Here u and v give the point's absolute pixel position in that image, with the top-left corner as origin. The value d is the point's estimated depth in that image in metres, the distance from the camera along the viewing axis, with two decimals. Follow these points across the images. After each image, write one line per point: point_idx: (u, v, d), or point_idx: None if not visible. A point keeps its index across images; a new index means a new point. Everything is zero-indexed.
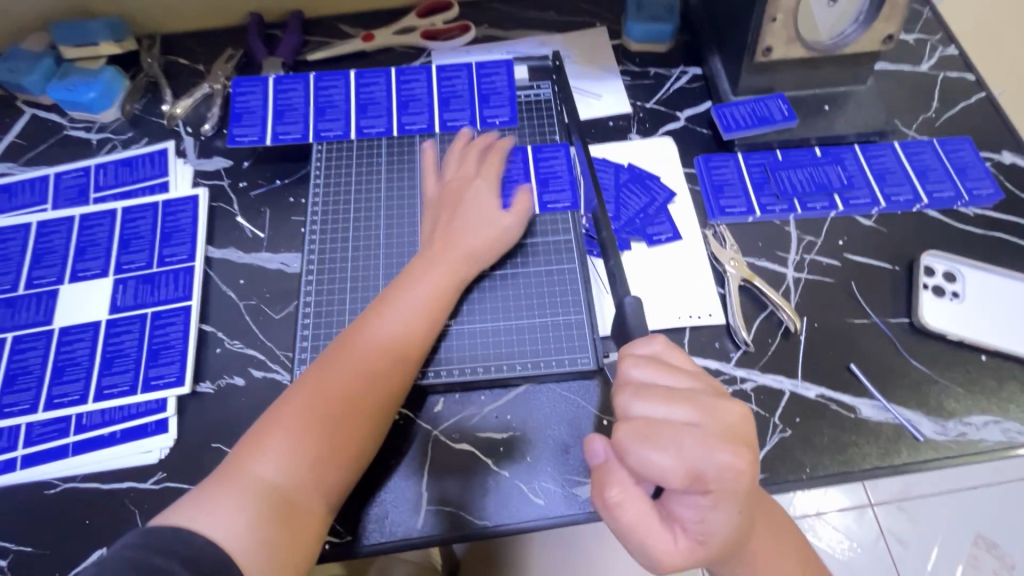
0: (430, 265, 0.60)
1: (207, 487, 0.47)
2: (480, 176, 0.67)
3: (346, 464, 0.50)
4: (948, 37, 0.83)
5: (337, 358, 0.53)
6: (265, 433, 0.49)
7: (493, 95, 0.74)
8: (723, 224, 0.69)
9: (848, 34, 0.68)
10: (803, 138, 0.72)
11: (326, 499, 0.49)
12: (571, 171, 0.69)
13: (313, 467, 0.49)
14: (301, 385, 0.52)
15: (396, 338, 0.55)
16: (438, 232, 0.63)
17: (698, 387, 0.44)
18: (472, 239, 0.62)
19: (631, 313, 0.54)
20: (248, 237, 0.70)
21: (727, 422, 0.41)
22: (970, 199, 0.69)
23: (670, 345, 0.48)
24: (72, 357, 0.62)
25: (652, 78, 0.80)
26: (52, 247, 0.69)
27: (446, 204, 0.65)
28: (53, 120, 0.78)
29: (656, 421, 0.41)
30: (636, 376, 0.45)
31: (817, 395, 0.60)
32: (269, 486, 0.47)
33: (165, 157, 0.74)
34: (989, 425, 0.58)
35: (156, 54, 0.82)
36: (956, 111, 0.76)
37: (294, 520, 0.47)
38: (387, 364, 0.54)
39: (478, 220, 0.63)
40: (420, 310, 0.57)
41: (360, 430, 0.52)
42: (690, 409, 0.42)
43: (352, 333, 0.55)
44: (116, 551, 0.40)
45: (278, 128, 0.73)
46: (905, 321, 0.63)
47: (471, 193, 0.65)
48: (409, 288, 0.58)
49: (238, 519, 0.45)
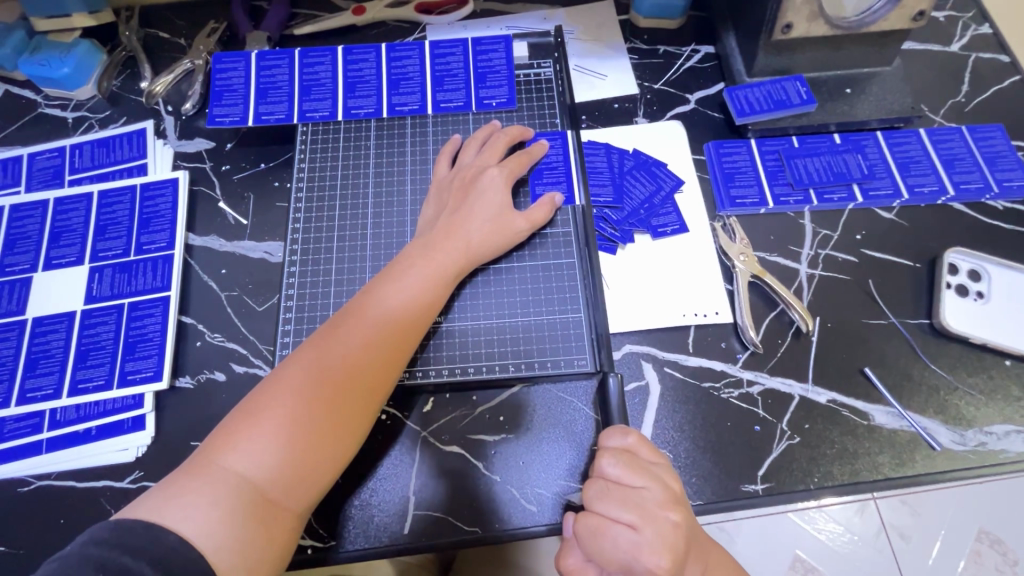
0: (426, 251, 0.56)
1: (177, 478, 0.43)
2: (494, 164, 0.62)
3: (327, 462, 0.47)
4: (981, 15, 0.77)
5: (322, 345, 0.50)
6: (245, 421, 0.46)
7: (490, 75, 0.70)
8: (733, 216, 0.64)
9: (876, 11, 0.63)
10: (822, 123, 0.67)
11: (305, 496, 0.46)
12: (567, 158, 0.65)
13: (292, 463, 0.45)
14: (285, 371, 0.49)
15: (387, 329, 0.52)
16: (439, 220, 0.59)
17: (654, 490, 0.44)
18: (474, 228, 0.58)
19: (614, 402, 0.55)
20: (231, 224, 0.66)
21: (665, 532, 0.43)
22: (1000, 191, 0.64)
23: (644, 438, 0.48)
24: (46, 349, 0.60)
25: (661, 57, 0.75)
26: (26, 232, 0.65)
27: (451, 189, 0.61)
28: (27, 97, 0.74)
29: (603, 521, 0.43)
30: (605, 470, 0.46)
31: (829, 400, 0.56)
32: (243, 480, 0.44)
33: (144, 138, 0.70)
34: (1011, 435, 0.55)
35: (134, 27, 0.77)
36: (988, 95, 0.71)
37: (268, 520, 0.43)
38: (377, 357, 0.50)
39: (484, 210, 0.59)
40: (414, 298, 0.54)
41: (342, 425, 0.48)
42: (635, 513, 0.43)
43: (345, 317, 0.52)
44: (79, 547, 0.37)
45: (261, 108, 0.69)
46: (925, 323, 0.59)
47: (481, 181, 0.60)
48: (404, 275, 0.54)
49: (209, 514, 0.42)
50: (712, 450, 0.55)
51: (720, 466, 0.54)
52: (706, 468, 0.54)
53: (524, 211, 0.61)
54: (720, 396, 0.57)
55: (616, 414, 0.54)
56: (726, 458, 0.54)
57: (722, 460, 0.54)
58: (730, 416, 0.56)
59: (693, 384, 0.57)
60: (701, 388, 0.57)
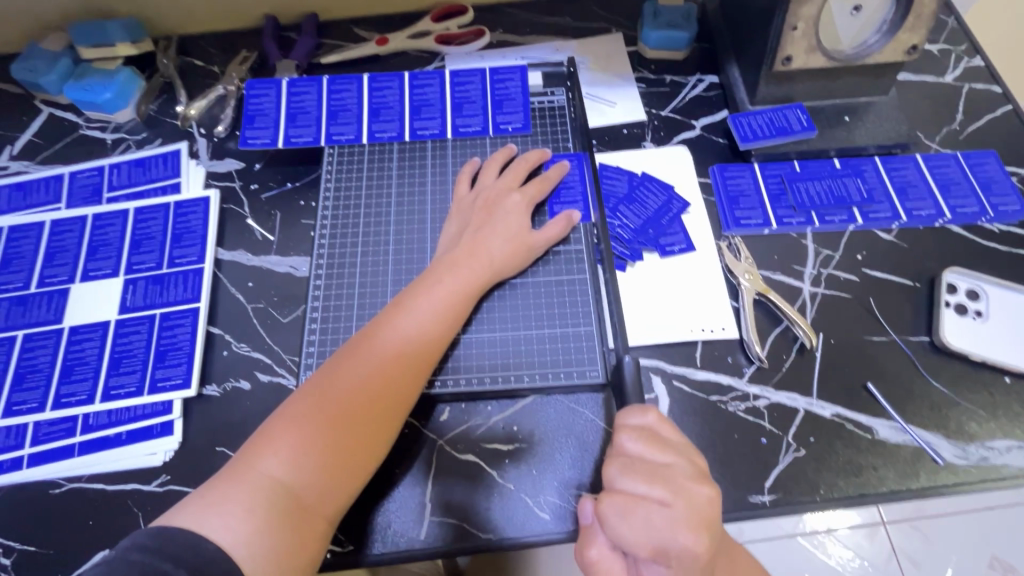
0: (451, 269, 0.59)
1: (216, 486, 0.46)
2: (514, 189, 0.66)
3: (357, 469, 0.49)
4: (973, 48, 0.81)
5: (354, 357, 0.52)
6: (281, 430, 0.48)
7: (506, 102, 0.74)
8: (738, 236, 0.67)
9: (871, 44, 0.67)
10: (822, 149, 0.71)
11: (335, 503, 0.48)
12: (583, 179, 0.68)
13: (323, 470, 0.47)
14: (318, 382, 0.51)
15: (413, 343, 0.54)
16: (461, 239, 0.62)
17: (680, 466, 0.45)
18: (495, 246, 0.61)
19: (628, 374, 0.53)
20: (258, 239, 0.70)
21: (700, 507, 0.43)
22: (994, 215, 0.67)
23: (663, 417, 0.48)
24: (80, 356, 0.63)
25: (667, 86, 0.79)
26: (65, 246, 0.69)
27: (473, 210, 0.64)
28: (69, 119, 0.79)
29: (633, 498, 0.43)
30: (626, 447, 0.46)
31: (833, 414, 0.58)
32: (279, 487, 0.46)
33: (178, 158, 0.74)
34: (1013, 450, 0.56)
35: (172, 55, 0.83)
36: (981, 123, 0.74)
37: (302, 526, 0.45)
38: (404, 369, 0.53)
39: (505, 231, 0.62)
40: (438, 314, 0.56)
41: (371, 434, 0.50)
42: (666, 489, 0.44)
43: (374, 331, 0.54)
44: (123, 551, 0.39)
45: (291, 131, 0.73)
46: (925, 340, 0.61)
47: (502, 203, 0.64)
48: (430, 291, 0.57)
49: (246, 521, 0.44)
50: (719, 461, 0.56)
51: (728, 476, 0.55)
52: (715, 479, 0.55)
53: (540, 229, 0.64)
54: (727, 409, 0.58)
55: (631, 391, 0.52)
56: (734, 468, 0.56)
57: (730, 471, 0.56)
58: (737, 428, 0.58)
59: (701, 397, 0.59)
60: (708, 402, 0.59)
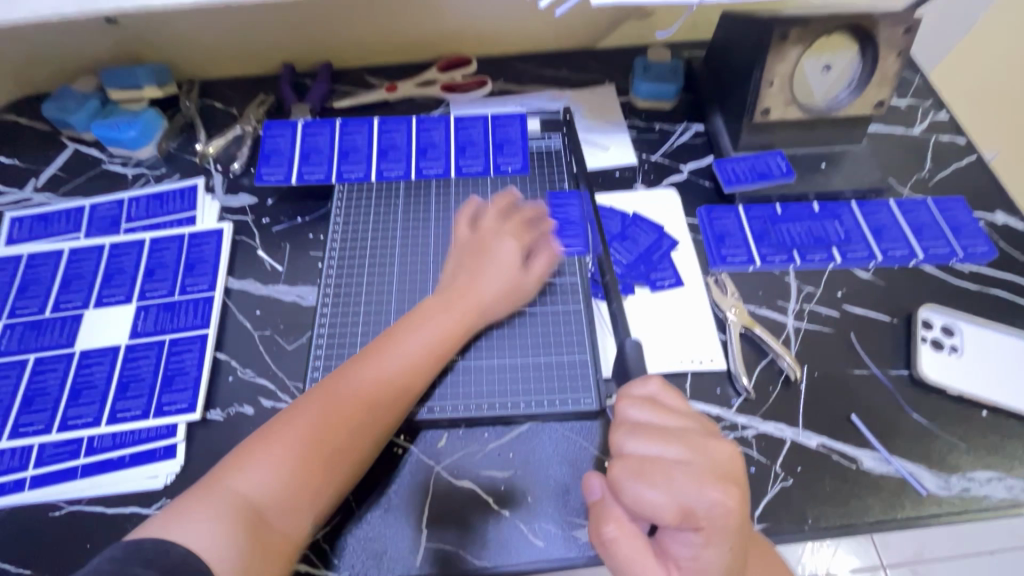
0: (443, 306, 0.62)
1: (189, 496, 0.46)
2: (510, 231, 0.68)
3: (329, 488, 0.51)
4: (938, 103, 0.87)
5: (342, 384, 0.54)
6: (263, 447, 0.50)
7: (507, 145, 0.79)
8: (724, 273, 0.71)
9: (842, 99, 0.73)
10: (802, 193, 0.75)
11: (301, 525, 0.49)
12: (584, 217, 0.73)
13: (295, 491, 0.49)
14: (305, 403, 0.53)
15: (399, 374, 0.57)
16: (455, 279, 0.65)
17: (691, 427, 0.47)
18: (487, 285, 0.63)
19: (631, 355, 0.57)
20: (268, 270, 0.73)
21: (716, 461, 0.44)
22: (965, 256, 0.71)
23: (665, 385, 0.51)
24: (89, 380, 0.64)
25: (656, 133, 0.84)
26: (81, 273, 0.72)
27: (471, 248, 0.67)
28: (93, 155, 0.84)
29: (649, 459, 0.44)
30: (633, 416, 0.48)
31: (819, 445, 0.60)
32: (249, 503, 0.47)
33: (194, 193, 0.78)
34: (993, 481, 0.58)
35: (195, 98, 0.88)
36: (948, 172, 0.80)
37: (265, 545, 0.46)
38: (387, 399, 0.55)
39: (498, 270, 0.64)
40: (426, 347, 0.59)
41: (346, 460, 0.52)
42: (681, 446, 0.45)
43: (365, 359, 0.57)
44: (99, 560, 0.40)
45: (304, 169, 0.77)
46: (905, 373, 0.64)
47: (497, 244, 0.66)
48: (420, 324, 0.60)
49: (212, 533, 0.44)
50: None
51: None
52: None
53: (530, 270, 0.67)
54: None
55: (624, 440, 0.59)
56: None
57: None
58: None
59: None
60: None
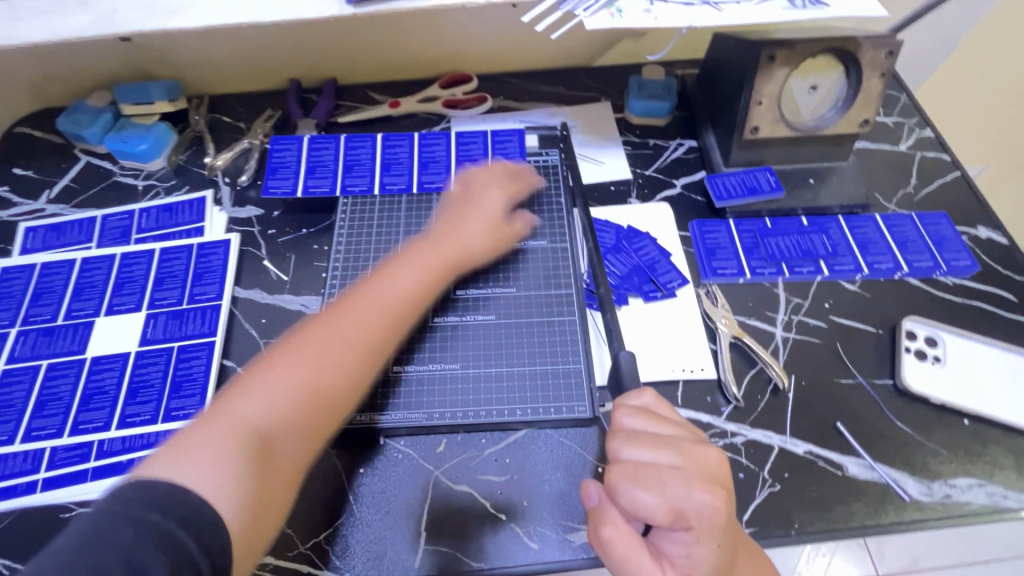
0: (427, 250, 0.67)
1: (188, 429, 0.47)
2: (500, 189, 0.75)
3: (321, 414, 0.53)
4: (923, 121, 0.90)
5: (334, 314, 0.58)
6: (258, 375, 0.52)
7: (505, 161, 0.81)
8: (715, 284, 0.73)
9: (828, 118, 0.76)
10: (790, 208, 0.78)
11: (300, 446, 0.51)
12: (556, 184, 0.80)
13: (293, 414, 0.51)
14: (301, 335, 0.56)
15: (387, 305, 0.60)
16: (443, 226, 0.70)
17: (681, 434, 0.49)
18: (470, 232, 0.70)
19: (625, 367, 0.59)
20: (273, 279, 0.76)
21: (705, 465, 0.46)
22: (948, 270, 0.74)
23: (658, 398, 0.53)
24: (100, 386, 0.66)
25: (650, 149, 0.87)
26: (92, 282, 0.74)
27: (460, 200, 0.74)
28: (105, 167, 0.86)
29: (643, 464, 0.46)
30: (627, 424, 0.50)
31: (805, 452, 0.62)
32: (248, 425, 0.48)
33: (203, 205, 0.81)
34: (974, 488, 0.60)
35: (203, 112, 0.91)
36: (933, 187, 0.82)
37: (267, 465, 0.47)
38: (378, 325, 0.59)
39: (482, 221, 0.71)
40: (413, 283, 0.63)
41: (342, 382, 0.54)
42: (672, 452, 0.46)
43: (356, 294, 0.61)
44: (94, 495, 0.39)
45: (309, 181, 0.80)
46: (889, 383, 0.66)
47: (483, 200, 0.73)
48: (401, 266, 0.65)
49: (214, 458, 0.45)
50: None
51: None
52: None
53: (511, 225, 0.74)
54: None
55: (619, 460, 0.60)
56: None
57: None
58: None
59: None
60: None
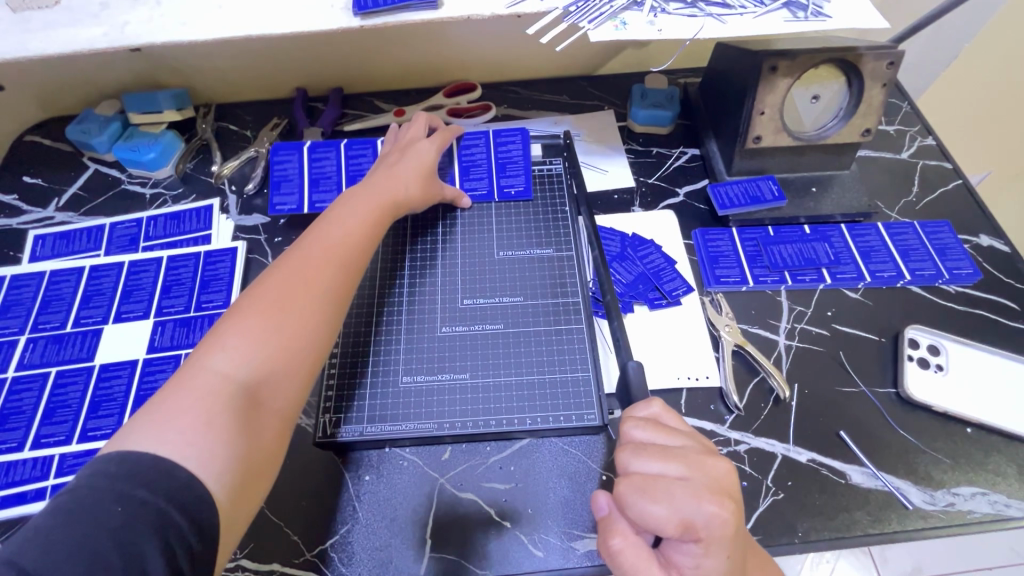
0: (366, 192, 0.68)
1: (163, 396, 0.47)
2: (422, 138, 0.78)
3: (296, 352, 0.53)
4: (925, 129, 0.91)
5: (285, 263, 0.58)
6: (221, 334, 0.51)
7: (509, 165, 0.82)
8: (719, 292, 0.74)
9: (829, 127, 0.77)
10: (793, 216, 0.78)
11: (285, 390, 0.52)
12: (526, 156, 0.83)
13: (268, 360, 0.51)
14: (258, 290, 0.55)
15: (339, 246, 0.61)
16: (377, 174, 0.72)
17: (689, 445, 0.49)
18: (406, 176, 0.72)
19: (634, 377, 0.58)
20: None
21: (713, 476, 0.46)
22: (950, 278, 0.74)
23: (666, 408, 0.53)
24: (108, 393, 0.67)
25: (654, 157, 0.88)
26: (101, 289, 0.75)
27: (390, 153, 0.76)
28: (113, 175, 0.87)
29: (652, 476, 0.46)
30: (635, 435, 0.50)
31: (809, 460, 0.62)
32: (225, 378, 0.48)
33: (210, 213, 0.82)
34: (977, 496, 0.60)
35: (211, 121, 0.92)
36: (935, 196, 0.83)
37: (252, 416, 0.49)
38: (331, 261, 0.59)
39: (416, 164, 0.73)
40: (359, 223, 0.64)
41: (310, 318, 0.55)
42: (681, 464, 0.47)
43: (304, 243, 0.61)
44: (87, 480, 0.40)
45: (315, 197, 0.81)
46: (892, 392, 0.66)
47: (413, 147, 0.76)
48: (347, 212, 0.65)
49: (198, 416, 0.45)
50: None
51: None
52: None
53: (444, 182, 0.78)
54: None
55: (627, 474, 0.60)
56: None
57: None
58: None
59: None
60: None
